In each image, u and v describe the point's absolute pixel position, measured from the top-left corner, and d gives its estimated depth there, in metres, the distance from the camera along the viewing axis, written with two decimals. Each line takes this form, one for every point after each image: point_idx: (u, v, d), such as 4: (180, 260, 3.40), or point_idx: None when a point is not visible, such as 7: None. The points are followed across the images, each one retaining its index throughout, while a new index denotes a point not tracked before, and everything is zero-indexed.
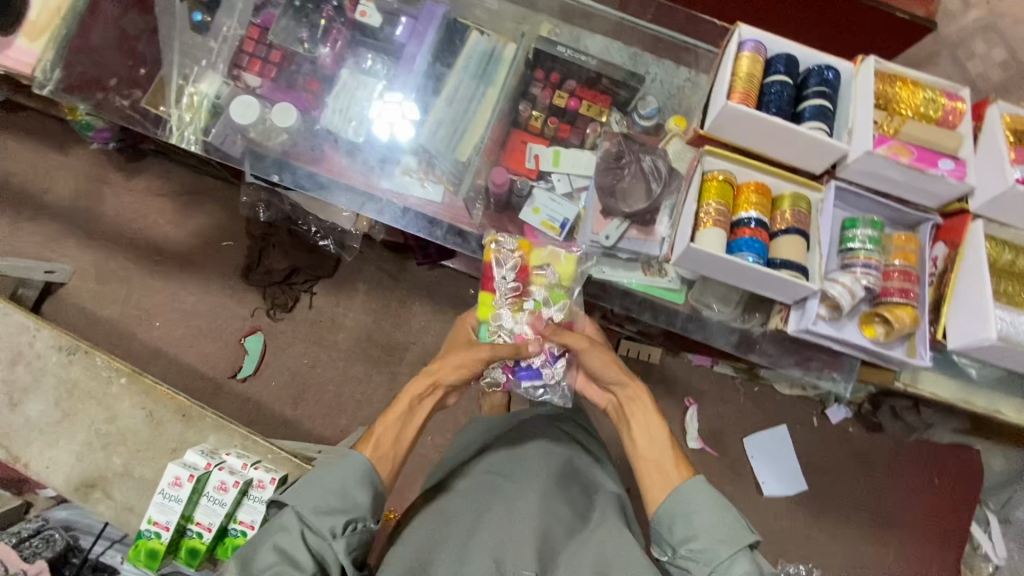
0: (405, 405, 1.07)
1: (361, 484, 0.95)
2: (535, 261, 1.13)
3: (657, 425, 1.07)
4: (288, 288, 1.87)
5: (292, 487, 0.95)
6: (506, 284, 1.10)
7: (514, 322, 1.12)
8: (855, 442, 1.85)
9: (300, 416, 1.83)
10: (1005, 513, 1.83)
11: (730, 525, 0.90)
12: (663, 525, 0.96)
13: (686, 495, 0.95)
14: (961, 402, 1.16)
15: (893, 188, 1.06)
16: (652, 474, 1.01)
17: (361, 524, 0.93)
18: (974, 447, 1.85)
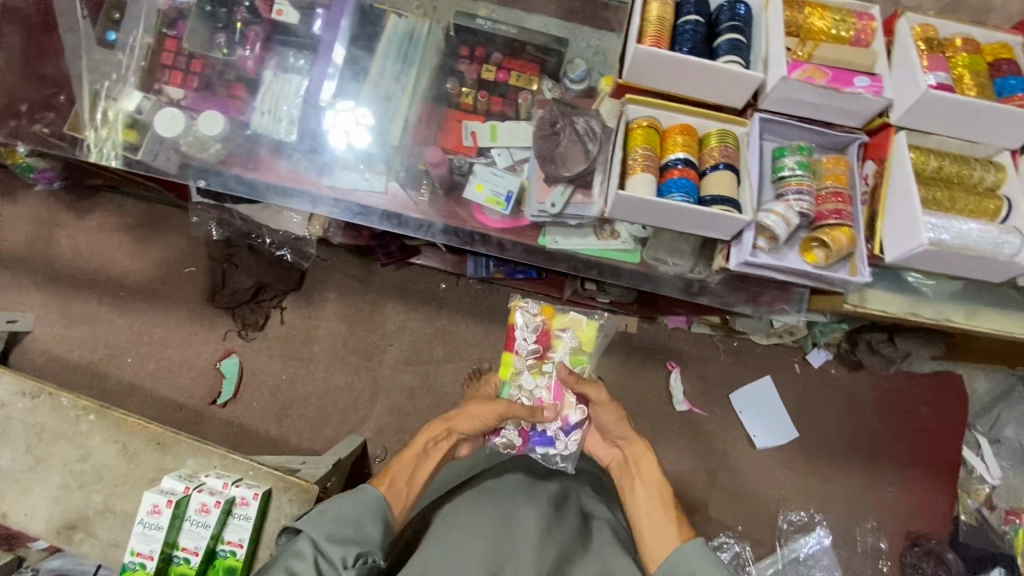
0: (421, 446, 1.22)
1: (374, 521, 1.04)
2: (557, 326, 1.41)
3: (662, 491, 1.14)
4: (257, 305, 1.84)
5: (308, 517, 1.02)
6: (528, 345, 1.36)
7: (534, 382, 1.36)
8: (842, 384, 1.86)
9: (286, 433, 1.82)
10: (994, 433, 1.87)
11: None
12: None
13: (686, 554, 0.99)
14: (908, 315, 1.15)
15: (815, 112, 1.03)
16: (652, 532, 1.07)
17: (370, 558, 0.98)
18: (957, 373, 1.87)
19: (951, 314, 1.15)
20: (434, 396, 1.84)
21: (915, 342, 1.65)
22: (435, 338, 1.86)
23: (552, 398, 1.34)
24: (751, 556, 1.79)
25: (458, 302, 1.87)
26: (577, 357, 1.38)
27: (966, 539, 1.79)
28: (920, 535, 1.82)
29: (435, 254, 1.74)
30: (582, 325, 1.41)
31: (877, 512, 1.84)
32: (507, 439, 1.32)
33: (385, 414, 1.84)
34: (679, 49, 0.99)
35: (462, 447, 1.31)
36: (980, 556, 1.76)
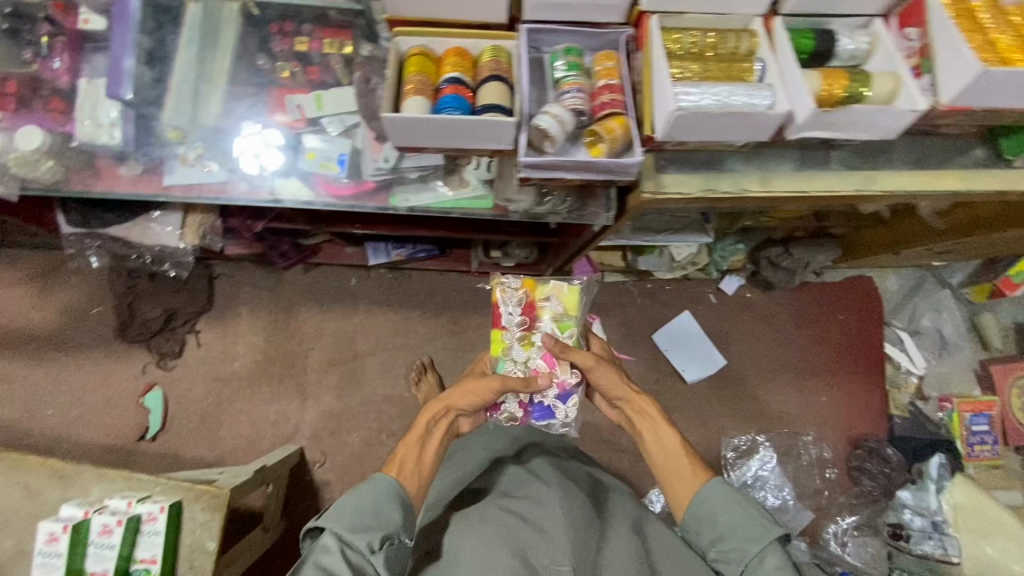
0: (423, 427, 1.20)
1: (394, 505, 1.05)
2: (541, 296, 1.30)
3: (674, 440, 1.18)
4: (170, 333, 1.82)
5: (328, 512, 1.03)
6: (514, 318, 1.26)
7: (526, 356, 1.27)
8: (760, 306, 1.92)
9: (221, 455, 1.80)
10: (914, 326, 1.95)
11: (756, 524, 1.02)
12: (691, 529, 1.09)
13: (713, 497, 1.08)
14: (708, 196, 0.84)
15: (578, 13, 0.79)
16: (674, 477, 1.14)
17: (395, 540, 1.02)
18: (866, 276, 1.93)
19: (809, 184, 0.84)
20: (364, 391, 1.85)
21: (812, 249, 1.70)
22: (355, 334, 1.86)
23: (547, 368, 1.26)
24: None
25: (372, 294, 1.88)
26: (567, 324, 1.29)
27: (902, 433, 1.87)
28: (860, 438, 1.87)
29: (336, 249, 1.76)
30: (568, 291, 1.30)
31: (814, 423, 1.89)
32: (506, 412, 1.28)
33: (317, 418, 1.84)
34: None
35: (463, 423, 1.29)
36: (916, 447, 1.84)
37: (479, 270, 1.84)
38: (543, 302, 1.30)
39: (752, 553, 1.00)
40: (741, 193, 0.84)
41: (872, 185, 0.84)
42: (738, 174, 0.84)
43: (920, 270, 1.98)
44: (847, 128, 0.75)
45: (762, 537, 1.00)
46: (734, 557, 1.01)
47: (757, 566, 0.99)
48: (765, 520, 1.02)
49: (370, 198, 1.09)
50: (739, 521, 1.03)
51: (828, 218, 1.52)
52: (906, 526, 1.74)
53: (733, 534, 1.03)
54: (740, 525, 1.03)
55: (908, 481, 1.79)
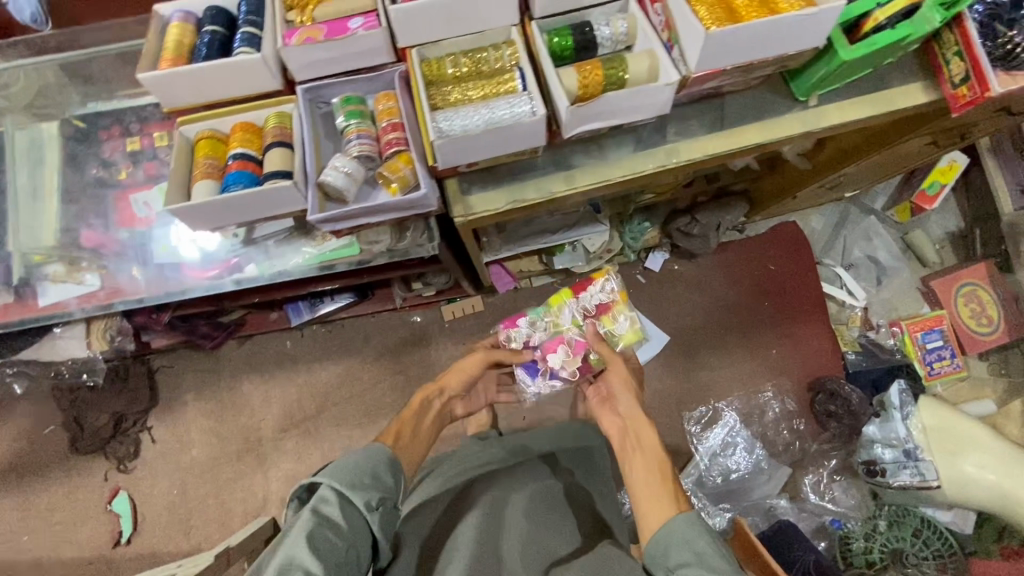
0: (418, 403, 1.30)
1: (391, 470, 1.01)
2: (617, 311, 1.48)
3: (660, 463, 1.11)
4: (123, 436, 1.84)
5: (324, 466, 0.97)
6: (589, 298, 1.46)
7: (559, 325, 1.46)
8: (689, 276, 1.92)
9: (197, 542, 1.81)
10: (848, 259, 1.95)
11: (723, 558, 0.89)
12: (657, 550, 0.95)
13: (682, 525, 0.95)
14: (517, 205, 0.85)
15: (344, 64, 0.81)
16: (649, 500, 1.03)
17: (391, 503, 0.97)
18: (791, 221, 1.93)
19: (616, 172, 0.86)
20: (322, 449, 1.86)
21: (718, 213, 1.69)
22: (302, 395, 1.88)
23: (567, 353, 1.44)
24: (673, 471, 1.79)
25: (310, 352, 1.90)
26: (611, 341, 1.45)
27: (855, 368, 1.85)
28: (818, 381, 1.85)
29: (263, 318, 1.79)
30: (635, 330, 1.48)
31: (769, 376, 1.88)
32: (512, 340, 1.48)
33: (282, 485, 1.84)
34: (196, 59, 0.81)
35: (457, 404, 1.48)
36: (875, 378, 1.81)
37: (406, 305, 1.85)
38: (614, 315, 1.48)
39: None
40: (547, 198, 0.86)
41: (673, 159, 0.86)
42: (546, 178, 0.85)
43: (842, 202, 1.97)
44: (617, 114, 0.76)
45: (727, 572, 0.86)
46: None
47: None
48: (733, 560, 0.90)
49: (235, 272, 1.14)
50: (707, 551, 0.89)
51: (717, 178, 1.53)
52: (879, 461, 1.72)
53: (696, 560, 0.89)
54: (708, 554, 0.89)
55: (872, 414, 1.76)
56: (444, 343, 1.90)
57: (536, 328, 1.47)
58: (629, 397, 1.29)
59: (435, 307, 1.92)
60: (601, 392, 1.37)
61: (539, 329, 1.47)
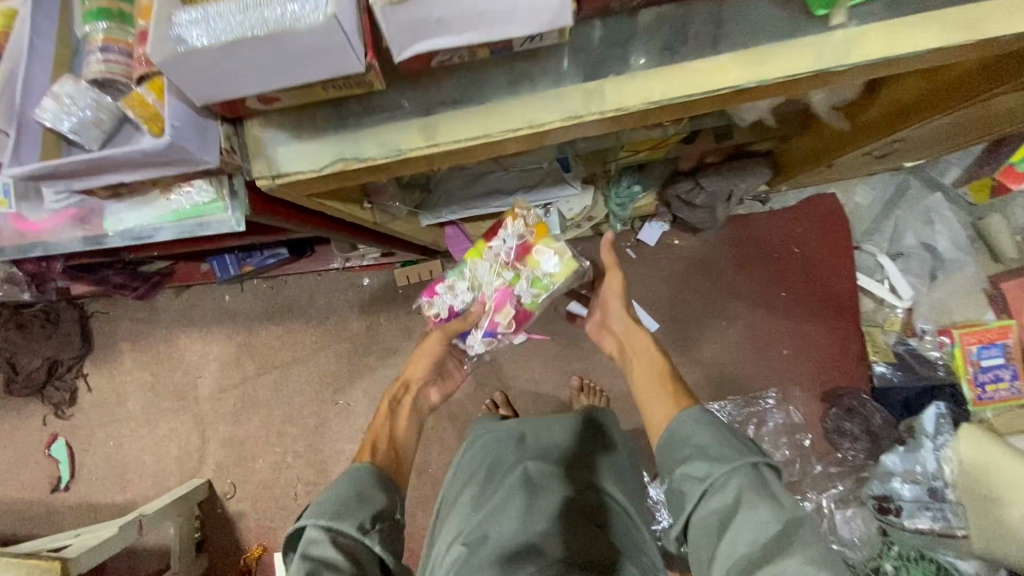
0: (387, 408, 1.20)
1: (379, 489, 0.95)
2: (540, 247, 1.11)
3: (657, 369, 1.12)
4: (59, 382, 1.75)
5: (309, 507, 0.89)
6: (501, 244, 1.11)
7: (480, 282, 1.14)
8: (691, 254, 1.59)
9: (132, 497, 1.74)
10: (897, 247, 1.55)
11: (728, 444, 0.87)
12: (664, 451, 0.95)
13: (685, 423, 0.94)
14: (338, 163, 0.59)
15: None
16: (651, 404, 1.07)
17: (388, 520, 0.91)
18: (828, 193, 1.56)
19: (498, 122, 0.57)
20: (261, 414, 1.71)
21: (729, 179, 1.31)
22: (240, 355, 1.72)
23: (497, 311, 1.14)
24: (645, 475, 1.54)
25: (250, 308, 1.72)
26: (544, 284, 1.11)
27: (884, 383, 1.51)
28: (833, 392, 1.54)
29: (191, 270, 1.59)
30: (568, 264, 1.11)
31: (774, 381, 1.57)
32: (432, 309, 1.19)
33: (219, 448, 1.72)
34: None
35: (432, 392, 1.32)
36: (909, 397, 1.48)
37: (350, 266, 1.61)
38: (540, 252, 1.10)
39: (720, 474, 0.84)
40: (400, 159, 0.59)
41: (592, 106, 0.57)
42: (399, 126, 0.58)
43: (900, 171, 1.54)
44: (478, 22, 0.50)
45: (732, 461, 0.84)
46: (698, 478, 0.86)
47: (720, 487, 0.83)
48: (744, 446, 0.87)
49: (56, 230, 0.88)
50: (709, 442, 0.89)
51: (729, 136, 1.16)
52: (895, 498, 1.43)
53: (698, 453, 0.88)
54: (709, 445, 0.88)
55: (897, 441, 1.44)
56: (396, 311, 1.67)
57: (455, 292, 1.16)
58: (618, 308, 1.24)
59: (388, 270, 1.67)
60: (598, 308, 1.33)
61: (459, 292, 1.16)
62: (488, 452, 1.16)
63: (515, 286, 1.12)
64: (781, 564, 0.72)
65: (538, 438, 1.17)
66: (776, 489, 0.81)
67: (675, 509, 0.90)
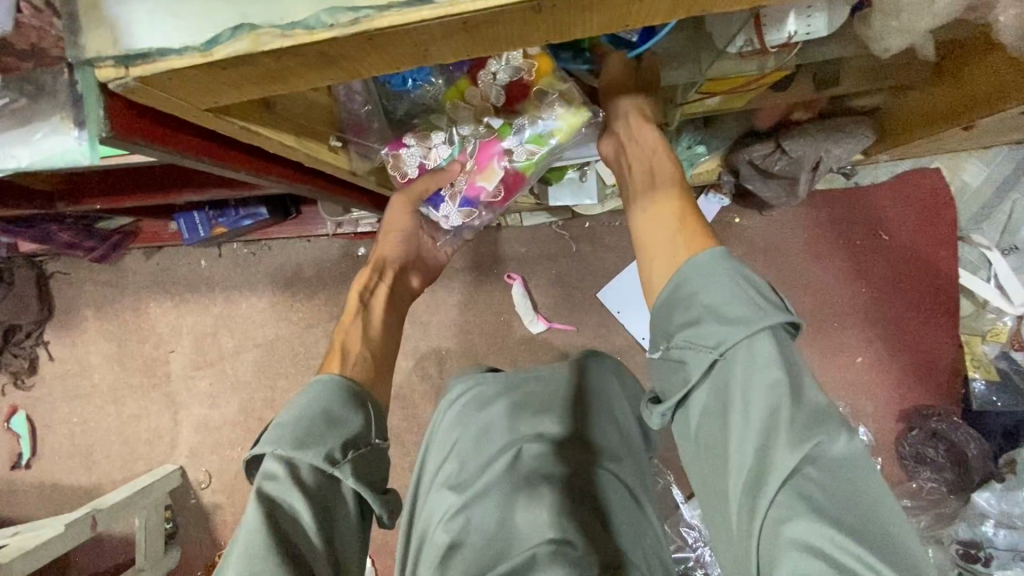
0: (357, 300, 0.92)
1: (350, 405, 0.70)
2: (541, 88, 0.76)
3: (667, 194, 0.79)
4: (17, 349, 1.54)
5: (263, 432, 0.66)
6: (491, 78, 0.73)
7: (461, 133, 0.81)
8: (753, 234, 1.32)
9: (98, 481, 1.53)
10: (1011, 240, 1.26)
11: (748, 299, 0.64)
12: (660, 312, 0.71)
13: (694, 272, 0.69)
14: (244, 32, 0.34)
15: None
16: (651, 247, 0.78)
17: (366, 446, 0.68)
18: (932, 167, 1.28)
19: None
20: (240, 397, 1.49)
21: (822, 144, 1.01)
22: (217, 328, 1.50)
23: (478, 177, 0.82)
24: (677, 494, 1.30)
25: (229, 276, 1.49)
26: (542, 141, 0.79)
27: (983, 406, 1.24)
28: (915, 412, 1.27)
29: (158, 229, 1.35)
30: (579, 110, 0.78)
31: (844, 393, 1.30)
32: (401, 171, 0.83)
33: (193, 433, 1.51)
34: None
35: (414, 279, 1.03)
36: (1011, 425, 1.22)
37: (342, 233, 1.38)
38: (539, 96, 0.77)
39: (736, 339, 0.62)
40: (358, 32, 0.34)
41: None
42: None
43: (1022, 144, 1.24)
44: None
45: (751, 323, 0.62)
46: (705, 343, 0.63)
47: (737, 358, 0.62)
48: (766, 300, 0.64)
49: None
50: (722, 298, 0.65)
51: (836, 84, 0.85)
52: (985, 544, 1.16)
53: (706, 312, 0.65)
54: (723, 304, 0.64)
55: (990, 477, 1.18)
56: None
57: (429, 147, 0.81)
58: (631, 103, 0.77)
59: None
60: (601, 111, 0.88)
61: (434, 146, 0.81)
62: (469, 411, 0.92)
63: (511, 140, 0.79)
64: (821, 443, 0.57)
65: (528, 394, 0.93)
66: (797, 356, 0.62)
67: (670, 384, 0.69)
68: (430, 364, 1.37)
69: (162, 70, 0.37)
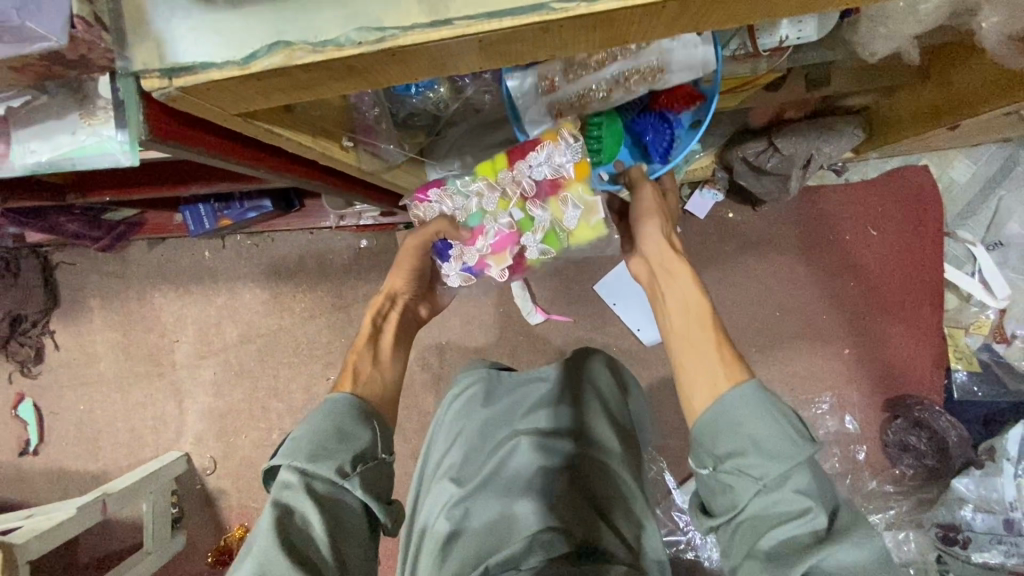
0: (370, 327, 0.93)
1: (360, 420, 0.73)
2: (569, 193, 0.85)
3: (701, 316, 0.80)
4: (23, 338, 1.57)
5: (280, 445, 0.70)
6: (529, 173, 0.84)
7: (480, 208, 0.88)
8: (747, 229, 1.35)
9: (105, 467, 1.56)
10: (996, 236, 1.30)
11: (785, 432, 0.64)
12: (703, 438, 0.70)
13: (737, 404, 0.68)
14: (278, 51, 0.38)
15: None
16: (689, 367, 0.76)
17: (375, 459, 0.70)
18: (921, 165, 1.32)
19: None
20: (244, 386, 1.53)
21: (814, 140, 1.04)
22: (222, 319, 1.53)
23: (486, 250, 0.90)
24: (670, 480, 1.34)
25: (233, 268, 1.52)
26: (554, 242, 0.88)
27: (964, 395, 1.29)
28: (900, 400, 1.31)
29: (163, 220, 1.37)
30: (595, 225, 0.86)
31: (832, 383, 1.34)
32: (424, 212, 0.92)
33: (197, 421, 1.55)
34: None
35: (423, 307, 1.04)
36: (988, 413, 1.27)
37: (344, 226, 1.40)
38: (564, 201, 0.85)
39: (775, 475, 0.62)
40: (383, 50, 0.37)
41: None
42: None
43: (1009, 143, 1.28)
44: None
45: (790, 455, 0.63)
46: (750, 478, 0.63)
47: (780, 493, 0.62)
48: (801, 432, 0.65)
49: None
50: (762, 432, 0.65)
51: (826, 83, 0.88)
52: (964, 527, 1.22)
53: (750, 447, 0.65)
54: (766, 437, 0.64)
55: (969, 464, 1.23)
56: None
57: (450, 205, 0.90)
58: (653, 225, 0.88)
59: (389, 232, 1.46)
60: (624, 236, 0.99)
61: (454, 207, 0.90)
62: (470, 405, 0.96)
63: (525, 231, 0.88)
64: (848, 548, 0.57)
65: (526, 392, 0.97)
66: (822, 476, 0.64)
67: (716, 506, 0.67)
68: (431, 354, 1.40)
69: (200, 83, 0.40)
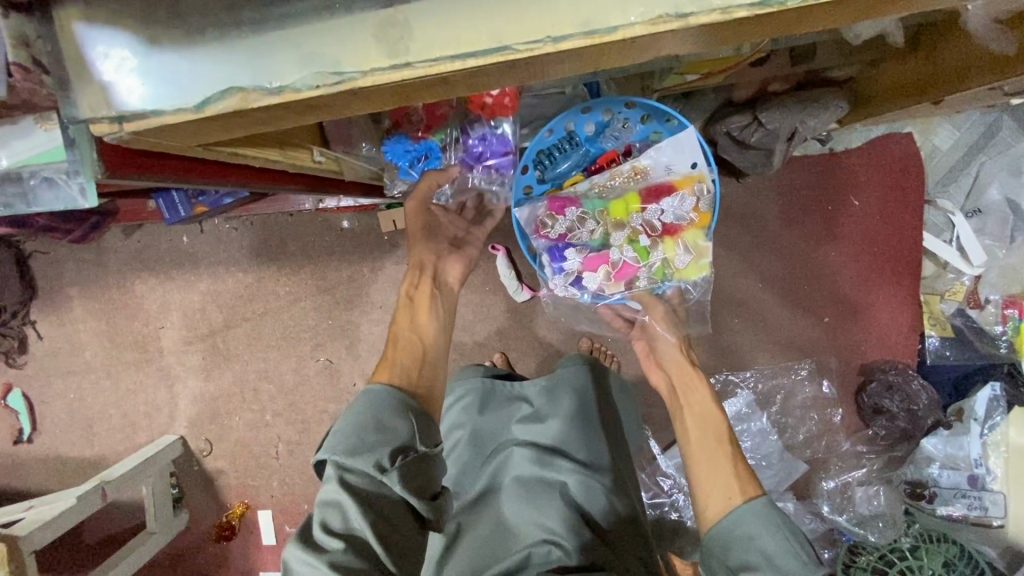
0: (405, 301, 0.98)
1: (398, 411, 0.74)
2: (687, 238, 1.03)
3: (716, 426, 1.01)
4: (5, 329, 1.55)
5: (325, 437, 0.73)
6: (667, 214, 1.01)
7: (608, 236, 1.03)
8: (730, 201, 1.36)
9: (100, 453, 1.58)
10: (975, 203, 1.30)
11: (796, 554, 0.80)
12: (717, 545, 0.86)
13: (752, 518, 0.85)
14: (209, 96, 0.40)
15: None
16: (709, 481, 0.94)
17: (415, 452, 0.71)
18: (904, 132, 1.32)
19: (508, 31, 0.37)
20: (234, 369, 1.53)
21: (798, 114, 1.01)
22: (206, 303, 1.52)
23: (608, 274, 1.04)
24: (654, 446, 1.38)
25: (213, 252, 1.49)
26: (663, 273, 1.05)
27: (937, 360, 1.33)
28: (876, 367, 1.36)
29: (136, 208, 1.33)
30: (700, 265, 1.05)
31: (811, 350, 1.38)
32: (550, 226, 1.01)
33: (190, 405, 1.55)
34: None
35: (454, 266, 1.06)
36: (959, 376, 1.32)
37: (324, 208, 1.38)
38: (681, 241, 1.03)
39: None
40: (342, 88, 0.40)
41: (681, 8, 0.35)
42: (337, 28, 0.39)
43: (993, 108, 1.26)
44: None
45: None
46: None
47: None
48: (812, 556, 0.81)
49: None
50: (777, 551, 0.80)
51: (810, 58, 0.88)
52: (930, 484, 1.29)
53: (764, 563, 0.80)
54: (778, 555, 0.80)
55: (938, 424, 1.28)
56: (379, 260, 1.45)
57: (579, 225, 1.02)
58: (672, 346, 1.12)
59: (371, 212, 1.44)
60: (640, 339, 1.18)
61: (583, 228, 1.02)
62: (466, 412, 0.99)
63: (646, 263, 1.04)
64: None
65: (519, 406, 0.99)
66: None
67: None
68: None
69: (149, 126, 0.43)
